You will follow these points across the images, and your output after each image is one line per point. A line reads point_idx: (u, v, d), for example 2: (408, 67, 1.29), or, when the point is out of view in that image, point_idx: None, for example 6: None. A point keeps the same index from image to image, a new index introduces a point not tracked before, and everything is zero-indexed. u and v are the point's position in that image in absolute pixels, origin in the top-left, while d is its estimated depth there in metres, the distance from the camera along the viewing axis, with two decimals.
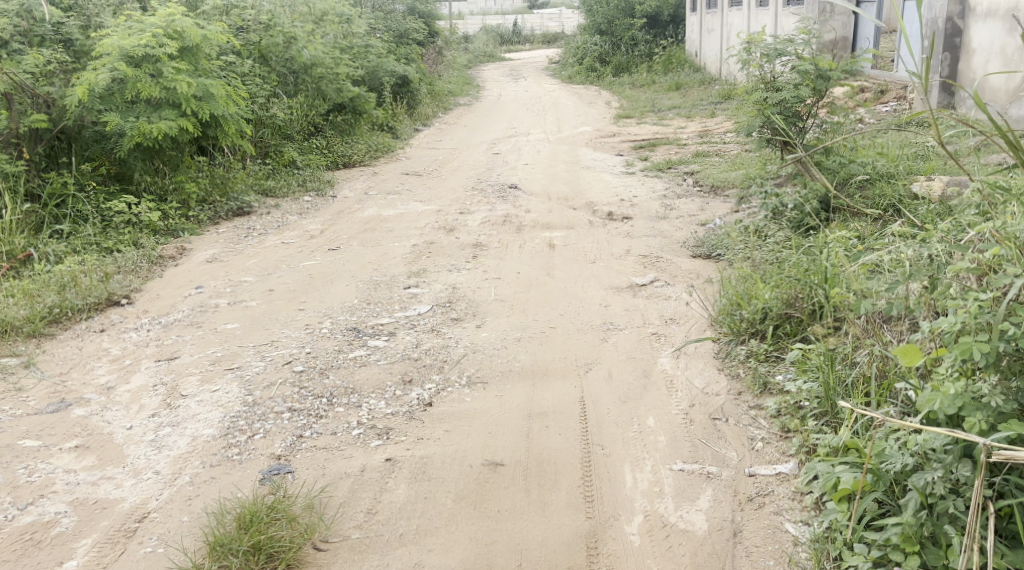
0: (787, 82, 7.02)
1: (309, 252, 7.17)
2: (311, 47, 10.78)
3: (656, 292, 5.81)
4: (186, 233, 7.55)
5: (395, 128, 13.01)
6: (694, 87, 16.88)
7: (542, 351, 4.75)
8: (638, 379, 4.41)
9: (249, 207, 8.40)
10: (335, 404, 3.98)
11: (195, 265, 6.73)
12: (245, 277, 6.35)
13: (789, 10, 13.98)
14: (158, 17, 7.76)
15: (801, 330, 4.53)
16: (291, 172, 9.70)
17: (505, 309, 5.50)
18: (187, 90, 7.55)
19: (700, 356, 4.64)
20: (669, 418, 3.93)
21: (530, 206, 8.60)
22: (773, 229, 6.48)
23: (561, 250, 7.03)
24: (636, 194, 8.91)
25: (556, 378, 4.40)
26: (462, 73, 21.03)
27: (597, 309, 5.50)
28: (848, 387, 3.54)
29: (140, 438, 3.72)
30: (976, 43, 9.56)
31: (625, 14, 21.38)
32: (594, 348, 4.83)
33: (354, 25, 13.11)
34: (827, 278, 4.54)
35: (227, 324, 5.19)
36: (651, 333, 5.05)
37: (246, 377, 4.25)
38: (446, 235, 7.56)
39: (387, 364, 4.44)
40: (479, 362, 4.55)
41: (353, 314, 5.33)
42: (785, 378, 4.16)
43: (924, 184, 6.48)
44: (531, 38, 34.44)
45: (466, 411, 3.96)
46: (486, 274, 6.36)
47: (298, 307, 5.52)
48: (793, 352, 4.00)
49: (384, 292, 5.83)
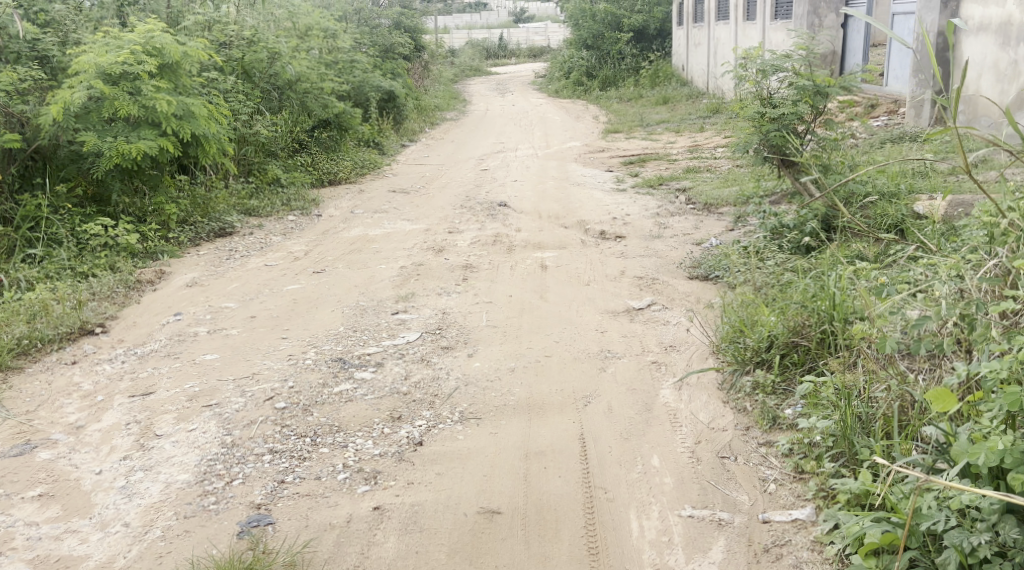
0: (784, 99, 6.85)
1: (293, 275, 6.93)
2: (296, 63, 10.55)
3: (653, 316, 5.61)
4: (166, 255, 7.30)
5: (381, 143, 12.80)
6: (683, 101, 16.77)
7: (538, 382, 4.53)
8: (639, 413, 4.20)
9: (230, 228, 8.18)
10: (320, 444, 3.75)
11: (174, 289, 6.48)
12: (226, 303, 6.10)
13: (777, 24, 13.89)
14: (137, 33, 7.53)
15: (809, 359, 4.33)
16: (275, 191, 9.47)
17: (498, 336, 5.28)
18: (167, 108, 7.30)
19: (704, 388, 4.45)
20: (675, 458, 3.74)
21: (520, 224, 8.40)
22: (773, 250, 6.30)
23: (553, 271, 6.82)
24: (628, 212, 8.72)
25: (553, 413, 4.18)
26: (448, 87, 20.87)
27: (594, 335, 5.29)
28: (865, 429, 3.38)
29: (109, 485, 3.47)
30: (968, 58, 9.49)
31: (612, 28, 21.29)
32: (592, 379, 4.62)
33: (340, 40, 12.91)
34: (836, 305, 4.35)
35: (206, 355, 4.94)
36: (651, 362, 4.85)
37: (225, 415, 4.00)
38: (435, 256, 7.34)
39: (375, 399, 4.21)
40: (472, 395, 4.31)
41: (339, 342, 5.09)
42: (795, 412, 3.97)
43: (926, 203, 6.34)
44: (517, 52, 34.39)
45: (459, 450, 3.73)
46: (477, 297, 6.14)
47: (281, 336, 5.28)
48: (805, 386, 3.81)
49: (371, 319, 5.60)
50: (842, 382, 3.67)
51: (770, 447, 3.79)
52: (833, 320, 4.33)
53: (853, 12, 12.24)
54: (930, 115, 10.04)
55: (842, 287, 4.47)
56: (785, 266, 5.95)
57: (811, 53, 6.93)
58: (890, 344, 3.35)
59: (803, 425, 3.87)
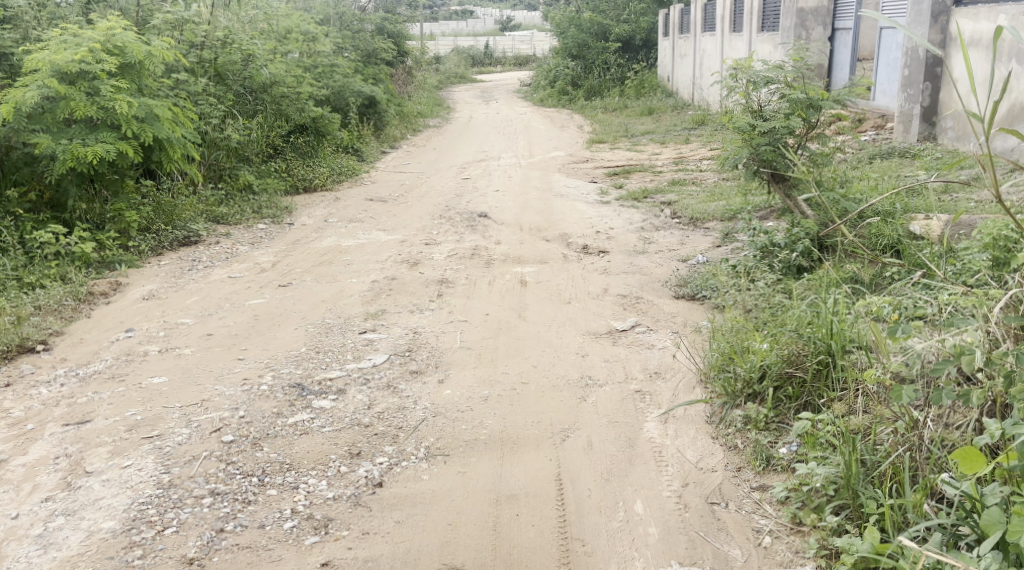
0: (776, 112, 6.51)
1: (258, 288, 6.55)
2: (271, 65, 10.14)
3: (637, 339, 5.28)
4: (123, 265, 6.92)
5: (360, 149, 12.42)
6: (667, 113, 16.52)
7: (511, 413, 4.17)
8: (622, 450, 3.86)
9: (196, 236, 7.81)
10: (267, 485, 3.40)
11: (128, 302, 6.09)
12: (182, 318, 5.72)
13: (764, 36, 13.67)
14: (97, 31, 7.15)
15: (805, 393, 4.02)
16: (245, 198, 9.10)
17: (472, 359, 4.93)
18: (127, 110, 6.88)
19: (693, 422, 4.14)
20: (660, 503, 3.43)
21: (500, 237, 8.06)
22: (763, 270, 5.99)
23: (533, 288, 6.48)
24: (612, 225, 8.40)
25: (527, 448, 3.83)
26: (432, 94, 20.51)
27: (574, 359, 4.95)
28: (869, 478, 3.10)
29: (24, 533, 3.12)
30: (958, 74, 9.31)
31: (598, 38, 21.03)
32: (571, 409, 4.27)
33: (320, 44, 12.53)
34: (833, 333, 4.04)
35: (154, 378, 4.56)
36: (634, 391, 4.51)
37: (165, 449, 3.63)
38: (409, 270, 6.97)
39: (334, 432, 3.85)
40: (440, 428, 3.95)
41: (299, 366, 4.72)
42: (790, 453, 3.66)
43: (921, 223, 6.06)
44: (503, 61, 34.17)
45: (422, 494, 3.40)
46: (451, 315, 5.78)
47: (237, 357, 4.91)
48: (802, 424, 3.49)
49: (336, 339, 5.23)
50: (846, 425, 3.36)
51: (765, 492, 3.46)
52: (831, 351, 4.02)
53: (841, 25, 12.01)
54: (918, 131, 9.80)
55: (841, 315, 4.15)
56: (776, 288, 5.64)
57: (804, 64, 6.63)
58: (902, 388, 3.04)
59: (801, 468, 3.56)
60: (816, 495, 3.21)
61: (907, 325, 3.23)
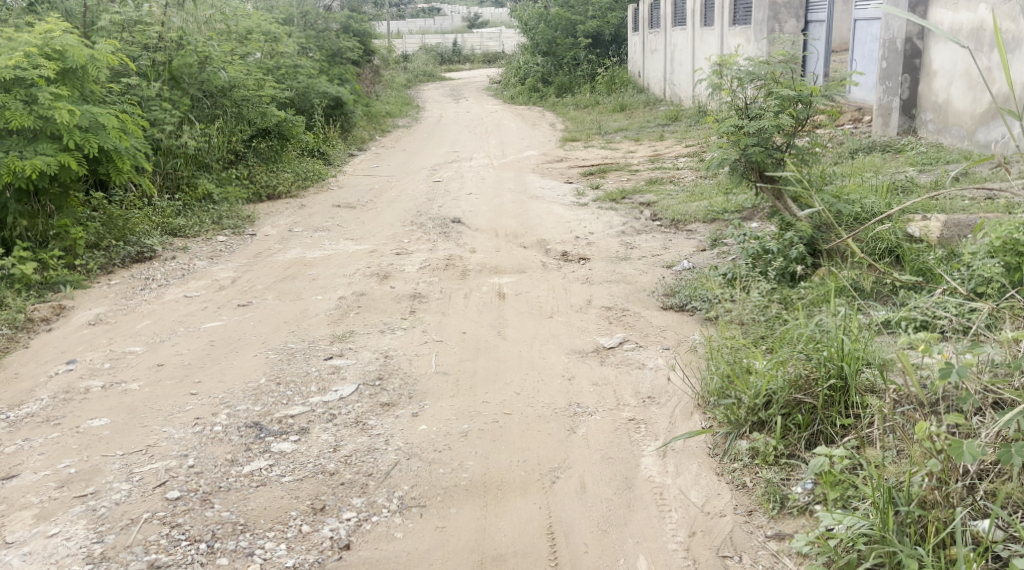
0: (763, 109, 6.03)
1: (215, 308, 6.10)
2: (230, 67, 9.50)
3: (626, 357, 4.90)
4: (68, 286, 6.50)
5: (326, 152, 11.93)
6: (640, 108, 16.16)
7: (495, 450, 3.76)
8: (619, 493, 3.49)
9: (150, 251, 7.33)
10: (217, 553, 2.98)
11: (72, 330, 5.66)
12: (131, 346, 5.26)
13: (736, 30, 13.35)
14: (35, 34, 6.66)
15: (817, 421, 3.65)
16: (205, 208, 8.61)
17: (448, 387, 4.51)
18: (68, 119, 6.39)
19: (693, 455, 3.76)
20: (666, 561, 3.10)
21: (474, 244, 7.64)
22: (755, 279, 5.63)
23: (512, 300, 6.08)
24: (591, 229, 8.00)
25: (514, 493, 3.45)
26: (401, 93, 20.04)
27: (559, 384, 4.54)
28: (903, 528, 2.78)
29: None
30: (938, 65, 8.98)
31: (568, 33, 20.60)
32: (560, 443, 3.87)
33: (282, 44, 12.00)
34: (845, 356, 3.67)
35: (94, 420, 4.10)
36: (627, 420, 4.11)
37: (98, 512, 3.19)
38: (379, 284, 6.52)
39: (294, 483, 3.42)
40: (415, 472, 3.53)
41: (258, 402, 4.27)
42: (806, 492, 3.31)
43: (918, 224, 5.69)
44: (472, 57, 33.68)
45: (396, 559, 3.02)
46: (424, 335, 5.35)
47: (189, 391, 4.47)
48: (821, 463, 3.13)
49: (299, 366, 4.80)
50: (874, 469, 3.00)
51: (783, 543, 3.12)
52: (843, 374, 3.66)
53: (816, 17, 11.60)
54: (898, 124, 9.48)
55: (851, 333, 3.78)
56: (770, 299, 5.26)
57: (791, 57, 6.09)
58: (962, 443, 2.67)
59: (820, 510, 3.21)
60: (844, 548, 2.86)
61: (964, 367, 2.86)
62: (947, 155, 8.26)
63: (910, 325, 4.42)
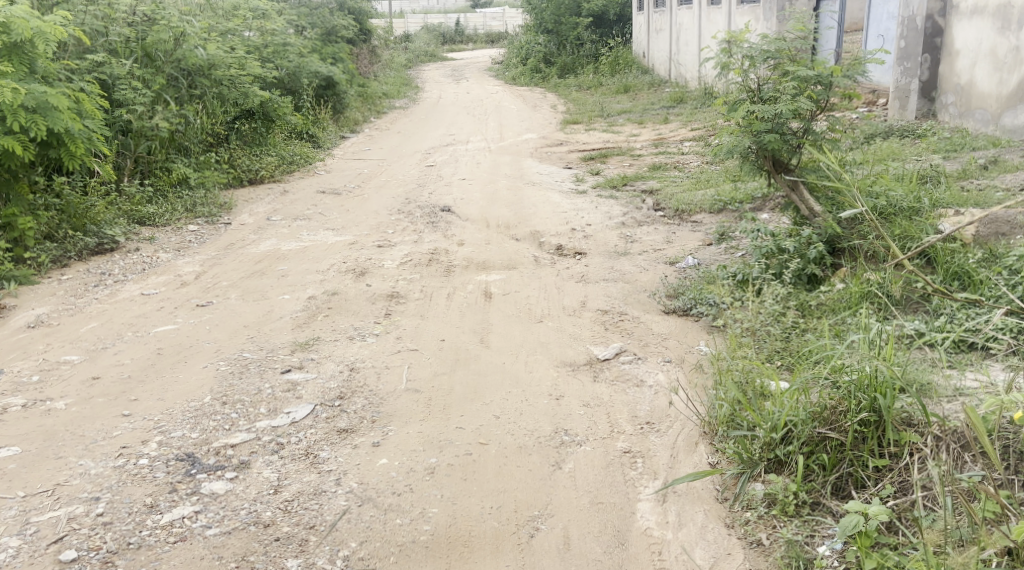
0: (778, 92, 5.37)
1: (171, 308, 5.51)
2: (209, 44, 8.67)
3: (624, 372, 4.31)
4: (14, 281, 5.96)
5: (315, 135, 11.28)
6: (644, 91, 15.51)
7: (466, 492, 3.24)
8: (609, 551, 2.99)
9: (111, 243, 6.75)
10: None
11: (9, 334, 5.11)
12: (68, 355, 4.68)
13: (744, 8, 12.70)
14: None
15: (846, 462, 3.09)
16: (179, 194, 7.99)
17: (419, 407, 3.93)
18: (12, 100, 5.78)
19: (699, 500, 3.20)
20: None
21: (463, 236, 7.05)
22: (769, 280, 5.03)
23: (499, 301, 5.50)
24: (589, 219, 7.39)
25: (485, 555, 2.95)
26: (398, 73, 19.25)
27: (545, 405, 3.95)
28: None
29: None
30: (960, 45, 8.32)
31: (571, 12, 19.82)
32: (543, 481, 3.33)
33: (271, 21, 11.33)
34: (881, 387, 3.09)
35: (4, 449, 3.55)
36: (622, 453, 3.54)
37: None
38: (354, 281, 5.94)
39: (220, 538, 2.95)
40: (368, 525, 3.03)
41: (196, 427, 3.71)
42: (834, 555, 2.81)
43: (952, 221, 5.08)
44: (475, 37, 32.70)
45: None
46: (398, 343, 4.76)
47: (122, 412, 3.90)
48: (853, 522, 2.70)
49: (251, 381, 4.21)
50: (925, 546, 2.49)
51: None
52: (877, 407, 3.09)
53: None
54: (916, 106, 8.82)
55: (887, 357, 3.19)
56: (786, 305, 4.68)
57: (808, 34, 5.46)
58: None
59: None
60: None
61: None
62: (972, 141, 7.64)
63: (950, 342, 3.83)
